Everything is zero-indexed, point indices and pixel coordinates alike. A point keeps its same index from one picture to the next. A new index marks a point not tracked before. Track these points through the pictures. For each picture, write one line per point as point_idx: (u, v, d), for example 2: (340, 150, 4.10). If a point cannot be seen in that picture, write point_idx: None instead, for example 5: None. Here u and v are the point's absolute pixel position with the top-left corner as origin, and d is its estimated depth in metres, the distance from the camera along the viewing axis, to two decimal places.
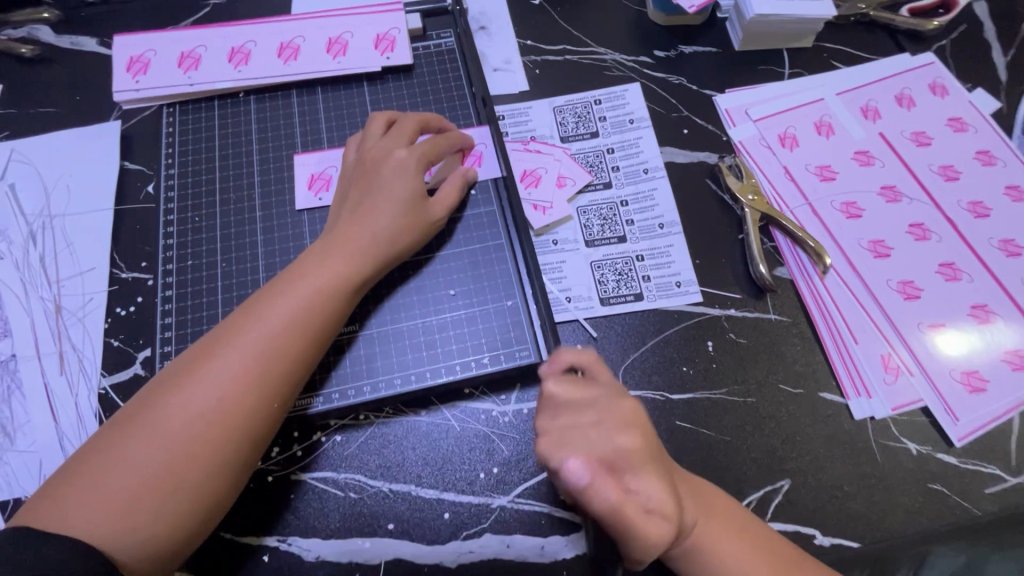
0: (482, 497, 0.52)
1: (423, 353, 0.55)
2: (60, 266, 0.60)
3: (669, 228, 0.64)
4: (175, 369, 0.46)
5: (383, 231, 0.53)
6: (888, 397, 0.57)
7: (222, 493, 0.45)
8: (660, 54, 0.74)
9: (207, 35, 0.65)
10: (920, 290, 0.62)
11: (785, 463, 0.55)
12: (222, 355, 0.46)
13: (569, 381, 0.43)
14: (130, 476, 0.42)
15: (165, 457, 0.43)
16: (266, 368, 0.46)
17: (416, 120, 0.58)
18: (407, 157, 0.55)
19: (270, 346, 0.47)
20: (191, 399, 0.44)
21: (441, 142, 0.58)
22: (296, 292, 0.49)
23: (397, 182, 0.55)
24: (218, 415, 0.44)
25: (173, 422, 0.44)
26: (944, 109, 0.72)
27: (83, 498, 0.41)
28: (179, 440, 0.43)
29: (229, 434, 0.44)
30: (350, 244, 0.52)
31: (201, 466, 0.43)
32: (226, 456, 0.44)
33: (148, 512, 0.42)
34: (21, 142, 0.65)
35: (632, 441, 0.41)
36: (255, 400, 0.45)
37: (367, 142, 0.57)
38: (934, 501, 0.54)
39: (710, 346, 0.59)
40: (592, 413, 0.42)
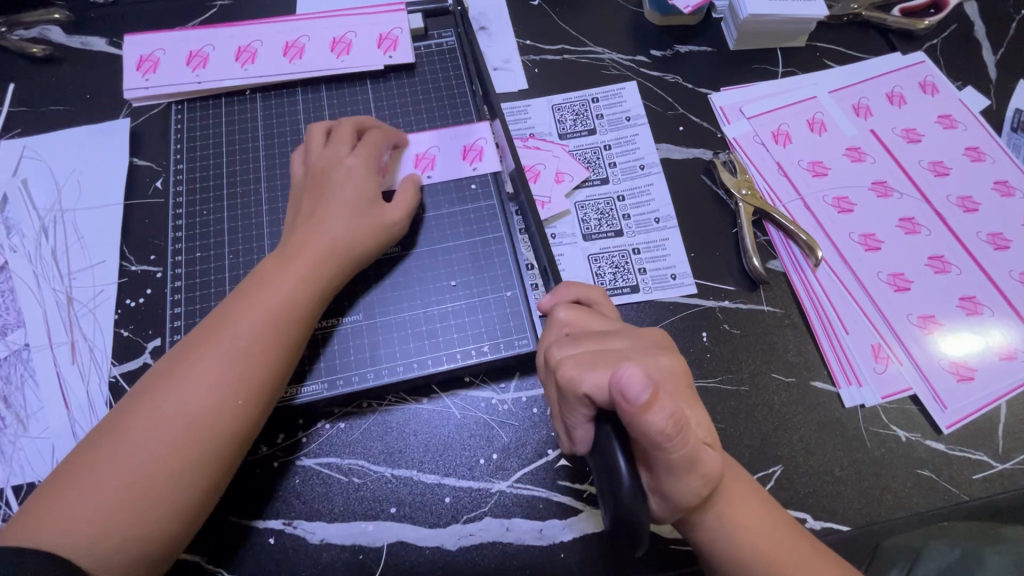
0: (482, 482, 0.54)
1: (425, 342, 0.57)
2: (71, 259, 0.62)
3: (665, 223, 0.66)
4: (152, 376, 0.47)
5: (338, 232, 0.54)
6: (878, 386, 0.59)
7: (201, 496, 0.45)
8: (656, 54, 0.75)
9: (214, 35, 0.67)
10: (910, 282, 0.63)
11: (777, 449, 0.56)
12: (193, 362, 0.47)
13: (581, 311, 0.46)
14: (105, 485, 0.42)
15: (148, 461, 0.43)
16: (246, 367, 0.47)
17: (352, 124, 0.60)
18: (354, 162, 0.57)
19: (249, 346, 0.48)
20: (163, 405, 0.45)
21: (379, 138, 0.60)
22: (270, 296, 0.50)
23: (344, 185, 0.56)
24: (193, 419, 0.45)
25: (146, 430, 0.44)
26: (934, 107, 0.73)
27: (59, 510, 0.41)
28: (154, 446, 0.44)
29: (204, 436, 0.45)
30: (314, 246, 0.53)
31: (179, 469, 0.44)
32: (204, 458, 0.45)
33: (126, 518, 0.42)
34: (33, 139, 0.67)
35: (666, 359, 0.42)
36: (236, 398, 0.46)
37: (312, 152, 0.58)
38: (922, 486, 0.56)
39: (705, 336, 0.61)
40: (616, 338, 0.43)
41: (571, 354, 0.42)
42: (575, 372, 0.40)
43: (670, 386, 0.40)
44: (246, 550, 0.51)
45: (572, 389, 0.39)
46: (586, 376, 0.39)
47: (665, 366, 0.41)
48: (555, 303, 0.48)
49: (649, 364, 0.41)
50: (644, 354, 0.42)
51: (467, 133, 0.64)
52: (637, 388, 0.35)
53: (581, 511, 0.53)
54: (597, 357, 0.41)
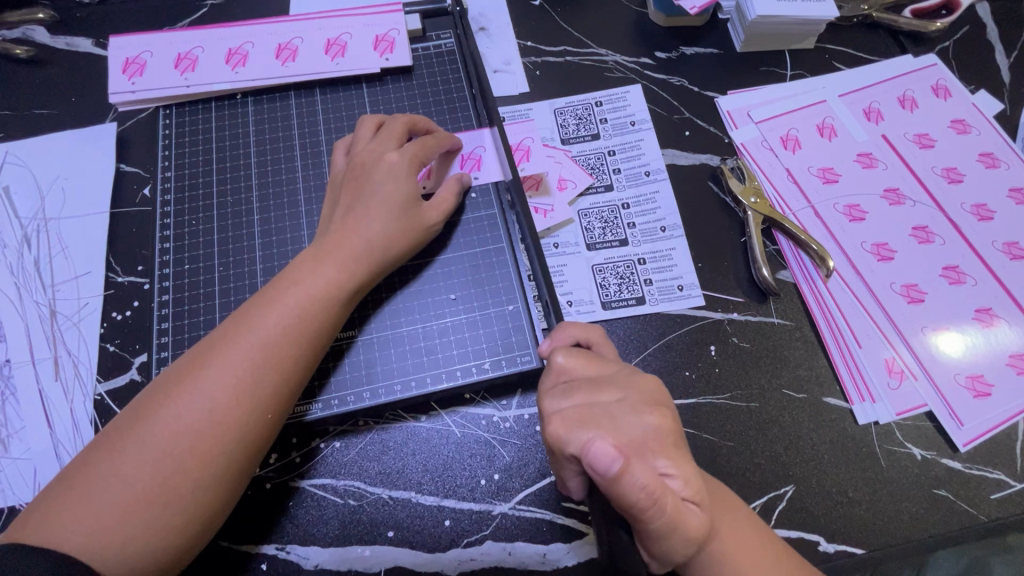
0: (483, 504, 0.52)
1: (423, 358, 0.55)
2: (55, 270, 0.59)
3: (671, 231, 0.64)
4: (171, 377, 0.45)
5: (375, 237, 0.52)
6: (893, 402, 0.57)
7: (215, 505, 0.44)
8: (661, 56, 0.73)
9: (204, 36, 0.64)
10: (924, 294, 0.61)
11: (788, 469, 0.54)
12: (213, 365, 0.45)
13: (580, 356, 0.43)
14: (120, 489, 0.41)
15: (159, 468, 0.42)
16: (263, 375, 0.46)
17: (404, 122, 0.58)
18: (397, 159, 0.55)
19: (268, 353, 0.46)
20: (182, 410, 0.44)
21: (431, 144, 0.57)
22: (289, 302, 0.48)
23: (388, 185, 0.54)
24: (210, 427, 0.44)
25: (164, 434, 0.43)
26: (946, 111, 0.71)
27: (74, 511, 0.40)
28: (169, 453, 0.42)
29: (220, 446, 0.44)
30: (342, 250, 0.51)
31: (194, 479, 0.43)
32: (219, 469, 0.44)
33: (139, 526, 0.41)
34: (16, 144, 0.64)
35: (654, 416, 0.39)
36: (251, 408, 0.45)
37: (357, 146, 0.57)
38: (939, 507, 0.54)
39: (712, 350, 0.59)
40: (609, 389, 0.41)
41: (560, 410, 0.39)
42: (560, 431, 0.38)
43: (653, 450, 0.38)
44: None
45: (560, 448, 0.38)
46: (574, 438, 0.37)
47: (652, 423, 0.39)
48: (551, 348, 0.45)
49: (631, 425, 0.39)
50: (628, 409, 0.40)
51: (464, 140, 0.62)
52: (607, 460, 0.34)
53: (587, 534, 0.51)
54: (584, 412, 0.39)
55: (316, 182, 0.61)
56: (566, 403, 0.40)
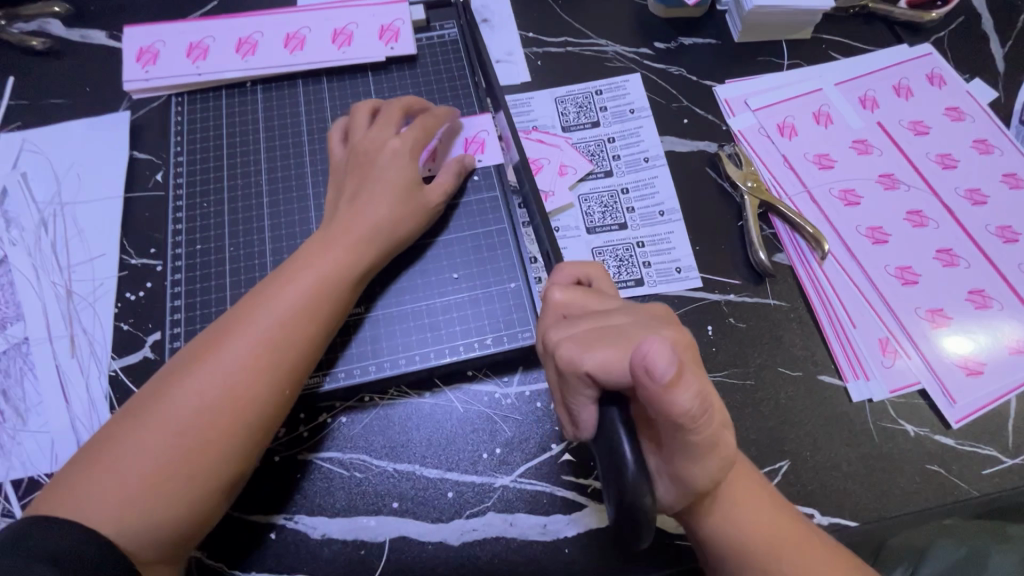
0: (485, 477, 0.53)
1: (427, 335, 0.56)
2: (71, 252, 0.61)
3: (669, 216, 0.65)
4: (185, 358, 0.47)
5: (381, 221, 0.54)
6: (886, 380, 0.58)
7: (234, 478, 0.46)
8: (660, 46, 0.75)
9: (215, 26, 0.66)
10: (918, 276, 0.62)
11: (783, 444, 0.56)
12: (230, 343, 0.47)
13: (579, 291, 0.45)
14: (142, 464, 0.43)
15: (175, 445, 0.44)
16: (275, 356, 0.47)
17: (400, 106, 0.60)
18: (399, 145, 0.56)
19: (279, 336, 0.48)
20: (201, 386, 0.45)
21: (432, 124, 0.59)
22: (299, 286, 0.50)
23: (392, 170, 0.55)
24: (227, 404, 0.45)
25: (185, 410, 0.44)
26: (942, 99, 0.72)
27: (93, 485, 0.42)
28: (191, 428, 0.44)
29: (240, 420, 0.45)
30: (349, 235, 0.53)
31: (215, 452, 0.44)
32: (239, 442, 0.46)
33: (162, 497, 0.43)
34: (33, 132, 0.66)
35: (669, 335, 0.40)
36: (263, 388, 0.47)
37: (355, 135, 0.58)
38: (932, 482, 0.55)
39: (710, 330, 0.60)
40: (616, 315, 0.41)
41: (570, 335, 0.40)
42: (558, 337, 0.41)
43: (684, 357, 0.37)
44: (248, 546, 0.51)
45: (574, 371, 0.38)
46: (586, 357, 0.37)
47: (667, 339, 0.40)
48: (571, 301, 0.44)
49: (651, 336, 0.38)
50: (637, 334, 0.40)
51: (468, 125, 0.63)
52: (663, 364, 0.32)
53: (586, 506, 0.52)
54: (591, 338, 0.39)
55: (324, 166, 0.63)
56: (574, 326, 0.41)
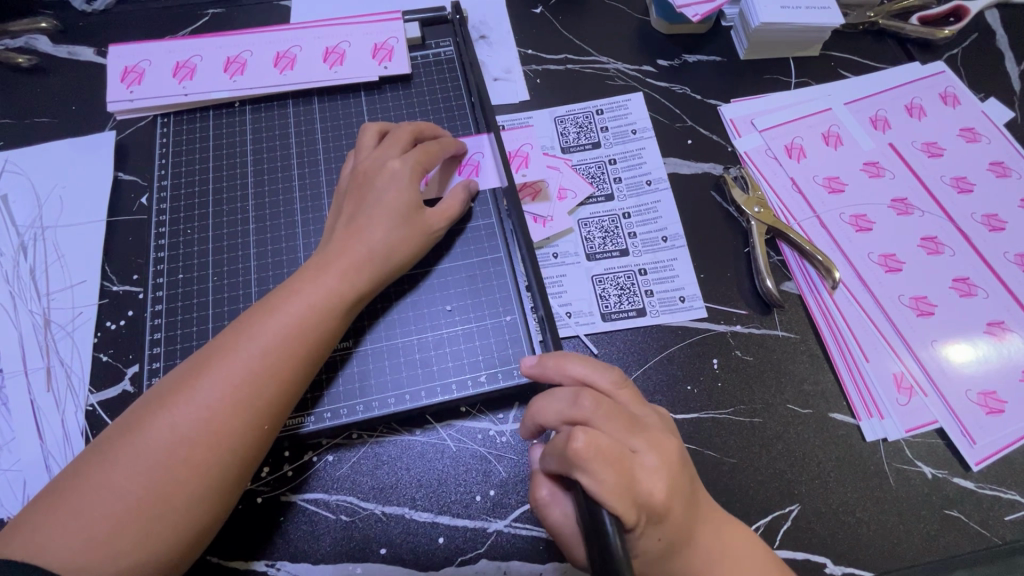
0: (479, 521, 0.50)
1: (418, 370, 0.54)
2: (50, 279, 0.59)
3: (673, 241, 0.63)
4: (168, 386, 0.45)
5: (377, 245, 0.51)
6: (901, 419, 0.55)
7: (210, 518, 0.43)
8: (663, 64, 0.72)
9: (203, 45, 0.64)
10: (934, 306, 0.60)
11: (793, 487, 0.53)
12: (209, 374, 0.44)
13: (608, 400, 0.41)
14: (109, 501, 0.40)
15: (149, 481, 0.41)
16: (260, 386, 0.45)
17: (411, 130, 0.57)
18: (399, 166, 0.54)
19: (265, 365, 0.45)
20: (177, 419, 0.43)
21: (434, 150, 0.56)
22: (288, 312, 0.47)
23: (390, 193, 0.53)
24: (207, 438, 0.43)
25: (159, 444, 0.42)
26: (956, 119, 0.70)
27: (63, 522, 0.39)
28: (164, 463, 0.42)
29: (213, 458, 0.43)
30: (344, 258, 0.50)
31: (186, 492, 0.42)
32: (213, 482, 0.43)
33: (127, 540, 0.40)
34: (15, 152, 0.64)
35: (661, 465, 0.39)
36: (246, 421, 0.44)
37: (360, 156, 0.56)
38: (952, 529, 0.52)
39: (715, 363, 0.57)
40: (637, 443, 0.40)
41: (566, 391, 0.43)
42: (562, 414, 0.41)
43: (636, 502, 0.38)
44: None
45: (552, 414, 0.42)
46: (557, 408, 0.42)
47: (655, 466, 0.39)
48: (584, 378, 0.44)
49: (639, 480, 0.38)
50: (630, 448, 0.39)
51: (516, 139, 0.67)
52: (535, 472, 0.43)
53: None
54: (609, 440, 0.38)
55: (313, 190, 0.60)
56: (598, 416, 0.40)
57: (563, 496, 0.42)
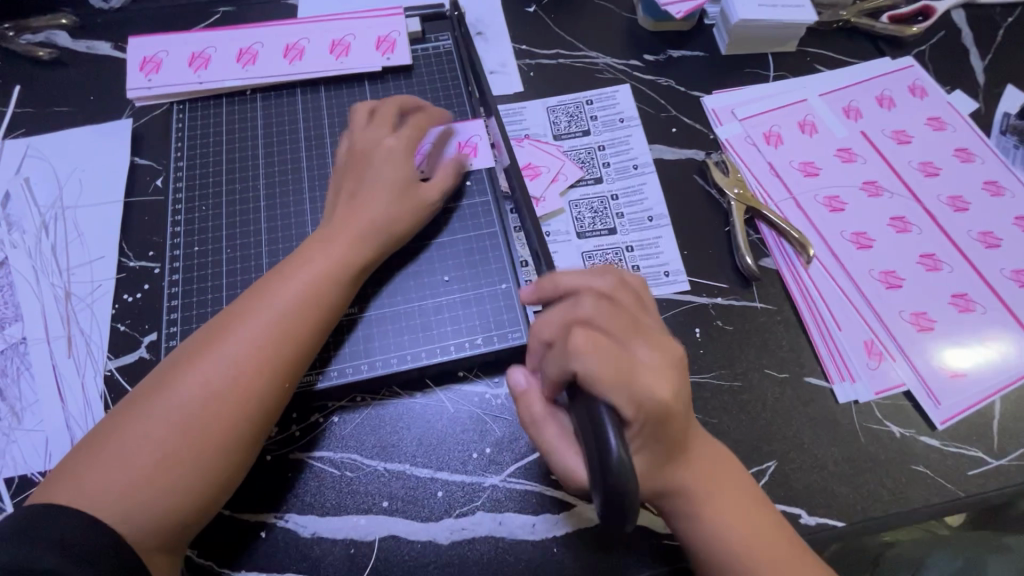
0: (476, 476, 0.54)
1: (419, 334, 0.57)
2: (71, 255, 0.62)
3: (658, 221, 0.67)
4: (191, 348, 0.48)
5: (383, 215, 0.55)
6: (872, 382, 0.59)
7: (237, 467, 0.46)
8: (649, 58, 0.77)
9: (216, 37, 0.68)
10: (902, 279, 0.64)
11: (771, 445, 0.56)
12: (231, 335, 0.48)
13: (607, 311, 0.44)
14: (143, 453, 0.43)
15: (179, 434, 0.44)
16: (279, 345, 0.48)
17: (395, 106, 0.61)
18: (395, 143, 0.58)
19: (282, 326, 0.49)
20: (203, 376, 0.46)
21: (425, 123, 0.62)
22: (302, 278, 0.51)
23: (389, 166, 0.57)
24: (231, 393, 0.46)
25: (186, 400, 0.45)
26: (923, 109, 0.74)
27: (99, 474, 0.43)
28: (192, 416, 0.45)
29: (238, 413, 0.46)
30: (351, 227, 0.54)
31: (214, 444, 0.45)
32: (238, 435, 0.46)
33: (163, 486, 0.43)
34: (36, 139, 0.68)
35: (662, 362, 0.43)
36: (267, 377, 0.47)
37: (354, 135, 0.60)
38: (919, 483, 0.55)
39: (698, 332, 0.61)
40: (637, 348, 0.43)
41: (570, 304, 0.45)
42: (561, 318, 0.45)
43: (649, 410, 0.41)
44: (237, 544, 0.51)
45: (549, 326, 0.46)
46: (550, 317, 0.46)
47: (653, 361, 0.43)
48: (579, 287, 0.47)
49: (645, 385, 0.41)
50: (630, 347, 0.43)
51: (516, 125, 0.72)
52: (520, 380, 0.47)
53: (572, 506, 0.53)
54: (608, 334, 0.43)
55: (320, 172, 0.64)
56: (600, 320, 0.44)
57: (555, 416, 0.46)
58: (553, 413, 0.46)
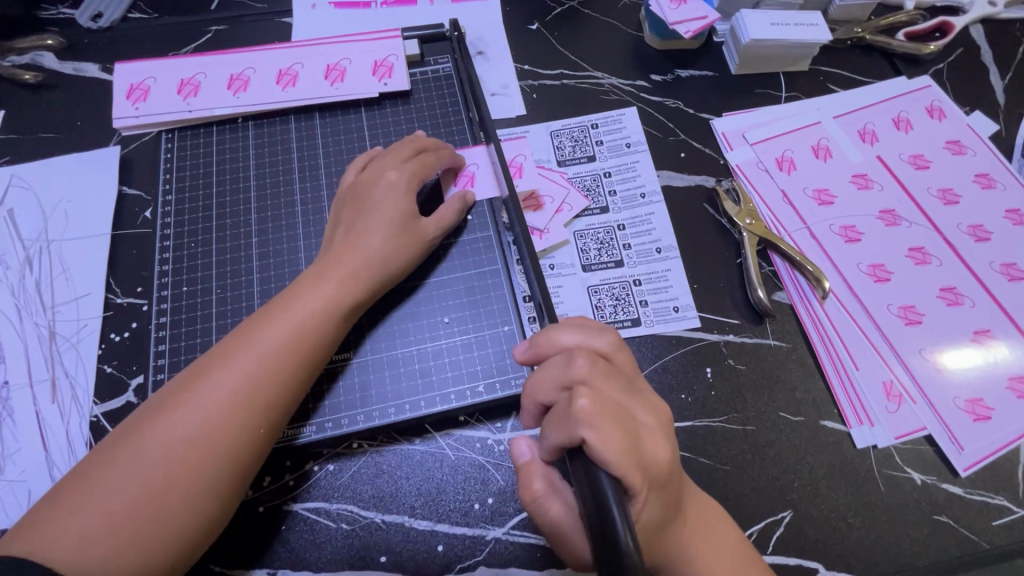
0: (478, 529, 0.51)
1: (417, 381, 0.55)
2: (56, 292, 0.60)
3: (666, 253, 0.64)
4: (170, 389, 0.45)
5: (376, 253, 0.53)
6: (891, 426, 0.56)
7: (208, 518, 0.43)
8: (656, 79, 0.74)
9: (207, 62, 0.66)
10: (922, 315, 0.61)
11: (786, 494, 0.54)
12: (212, 378, 0.45)
13: (607, 373, 0.42)
14: (110, 500, 0.41)
15: (149, 481, 0.42)
16: (261, 388, 0.46)
17: (414, 143, 0.59)
18: (397, 177, 0.56)
19: (265, 369, 0.46)
20: (178, 420, 0.43)
21: (432, 162, 0.58)
22: (289, 319, 0.48)
23: (387, 204, 0.54)
24: (206, 439, 0.43)
25: (159, 444, 0.43)
26: (941, 132, 0.72)
27: (62, 521, 0.40)
28: (163, 463, 0.42)
29: (213, 457, 0.43)
30: (344, 265, 0.52)
31: (182, 493, 0.42)
32: (208, 483, 0.43)
33: (127, 536, 0.40)
34: (21, 167, 0.66)
35: (654, 426, 0.42)
36: (245, 423, 0.45)
37: (369, 164, 0.58)
38: (941, 534, 0.53)
39: (709, 372, 0.58)
40: (638, 410, 0.42)
41: (568, 363, 0.42)
42: (559, 380, 0.41)
43: (653, 480, 0.40)
44: None
45: (547, 388, 0.42)
46: (548, 378, 0.42)
47: (652, 428, 0.41)
48: (575, 345, 0.44)
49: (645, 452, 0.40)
50: (631, 409, 0.41)
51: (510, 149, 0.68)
52: (521, 450, 0.43)
53: None
54: (609, 398, 0.40)
55: (314, 205, 0.62)
56: (601, 383, 0.41)
57: (557, 492, 0.42)
58: (554, 485, 0.42)
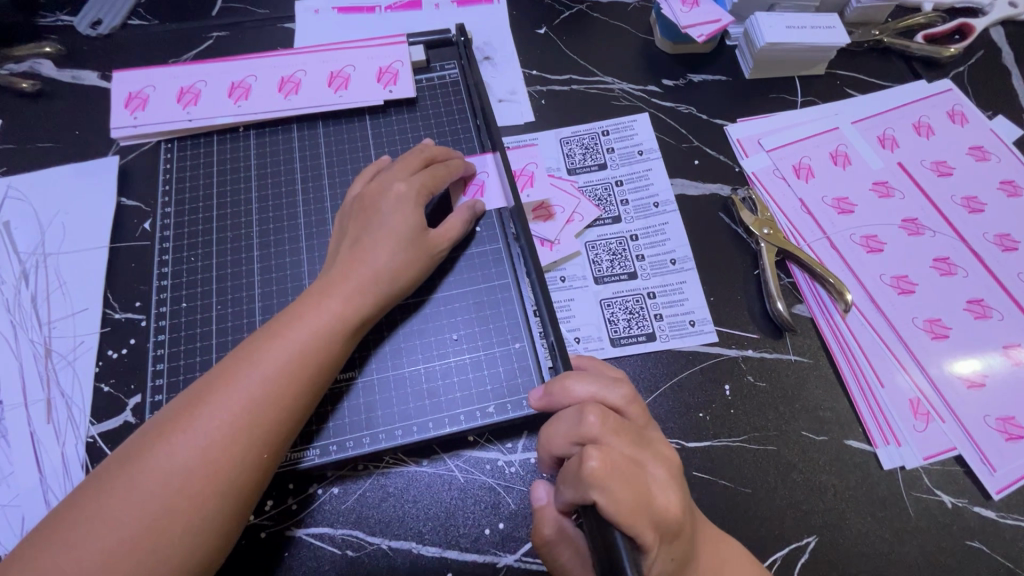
0: (488, 555, 0.49)
1: (425, 401, 0.53)
2: (52, 307, 0.58)
3: (681, 264, 0.62)
4: (169, 413, 0.43)
5: (383, 269, 0.51)
6: (919, 446, 0.54)
7: (207, 551, 0.41)
8: (668, 84, 0.72)
9: (207, 70, 0.64)
10: (948, 328, 0.59)
11: (810, 519, 0.51)
12: (212, 402, 0.43)
13: (619, 429, 0.40)
14: (104, 532, 0.39)
15: (146, 512, 0.39)
16: (264, 412, 0.43)
17: (422, 153, 0.57)
18: (405, 189, 0.54)
19: (268, 392, 0.44)
20: (177, 447, 0.41)
21: (442, 174, 0.56)
22: (292, 339, 0.46)
23: (394, 217, 0.53)
24: (206, 468, 0.41)
25: (156, 473, 0.40)
26: (964, 137, 0.69)
27: (53, 556, 0.38)
28: (160, 493, 0.40)
29: (213, 486, 0.41)
30: (350, 281, 0.50)
31: (179, 526, 0.40)
32: (207, 514, 0.41)
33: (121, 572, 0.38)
34: (17, 178, 0.64)
35: (671, 479, 0.39)
36: (247, 450, 0.42)
37: (376, 176, 0.56)
38: (974, 561, 0.50)
39: (726, 389, 0.56)
40: (651, 465, 0.39)
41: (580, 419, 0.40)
42: (570, 436, 0.40)
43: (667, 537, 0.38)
44: None
45: (560, 442, 0.41)
46: (560, 433, 0.41)
47: (666, 483, 0.39)
48: (589, 397, 0.42)
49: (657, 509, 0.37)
50: (642, 464, 0.39)
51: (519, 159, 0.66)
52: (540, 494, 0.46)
53: None
54: (621, 456, 0.38)
55: (317, 218, 0.60)
56: (613, 439, 0.39)
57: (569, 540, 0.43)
58: (565, 531, 0.44)
